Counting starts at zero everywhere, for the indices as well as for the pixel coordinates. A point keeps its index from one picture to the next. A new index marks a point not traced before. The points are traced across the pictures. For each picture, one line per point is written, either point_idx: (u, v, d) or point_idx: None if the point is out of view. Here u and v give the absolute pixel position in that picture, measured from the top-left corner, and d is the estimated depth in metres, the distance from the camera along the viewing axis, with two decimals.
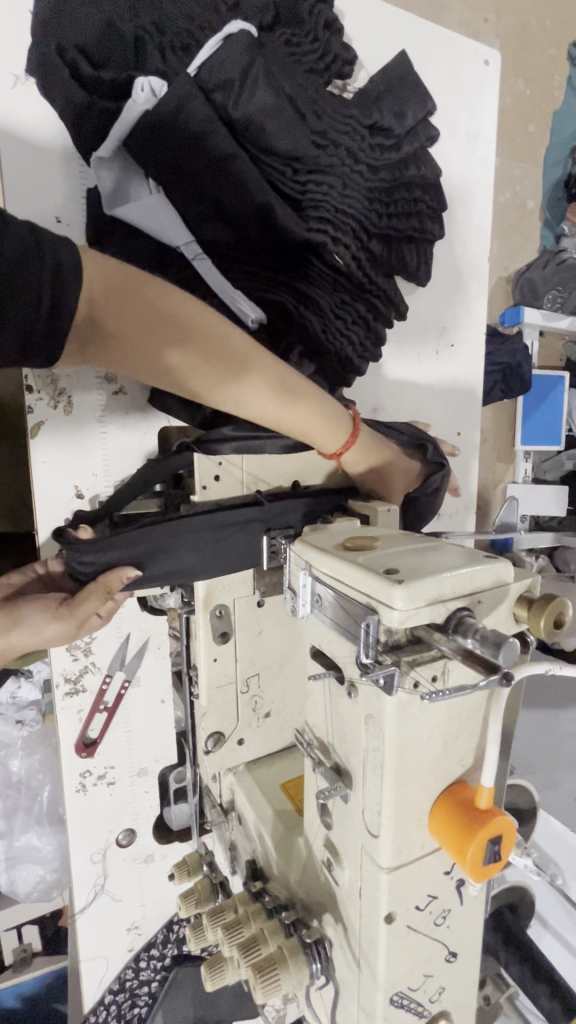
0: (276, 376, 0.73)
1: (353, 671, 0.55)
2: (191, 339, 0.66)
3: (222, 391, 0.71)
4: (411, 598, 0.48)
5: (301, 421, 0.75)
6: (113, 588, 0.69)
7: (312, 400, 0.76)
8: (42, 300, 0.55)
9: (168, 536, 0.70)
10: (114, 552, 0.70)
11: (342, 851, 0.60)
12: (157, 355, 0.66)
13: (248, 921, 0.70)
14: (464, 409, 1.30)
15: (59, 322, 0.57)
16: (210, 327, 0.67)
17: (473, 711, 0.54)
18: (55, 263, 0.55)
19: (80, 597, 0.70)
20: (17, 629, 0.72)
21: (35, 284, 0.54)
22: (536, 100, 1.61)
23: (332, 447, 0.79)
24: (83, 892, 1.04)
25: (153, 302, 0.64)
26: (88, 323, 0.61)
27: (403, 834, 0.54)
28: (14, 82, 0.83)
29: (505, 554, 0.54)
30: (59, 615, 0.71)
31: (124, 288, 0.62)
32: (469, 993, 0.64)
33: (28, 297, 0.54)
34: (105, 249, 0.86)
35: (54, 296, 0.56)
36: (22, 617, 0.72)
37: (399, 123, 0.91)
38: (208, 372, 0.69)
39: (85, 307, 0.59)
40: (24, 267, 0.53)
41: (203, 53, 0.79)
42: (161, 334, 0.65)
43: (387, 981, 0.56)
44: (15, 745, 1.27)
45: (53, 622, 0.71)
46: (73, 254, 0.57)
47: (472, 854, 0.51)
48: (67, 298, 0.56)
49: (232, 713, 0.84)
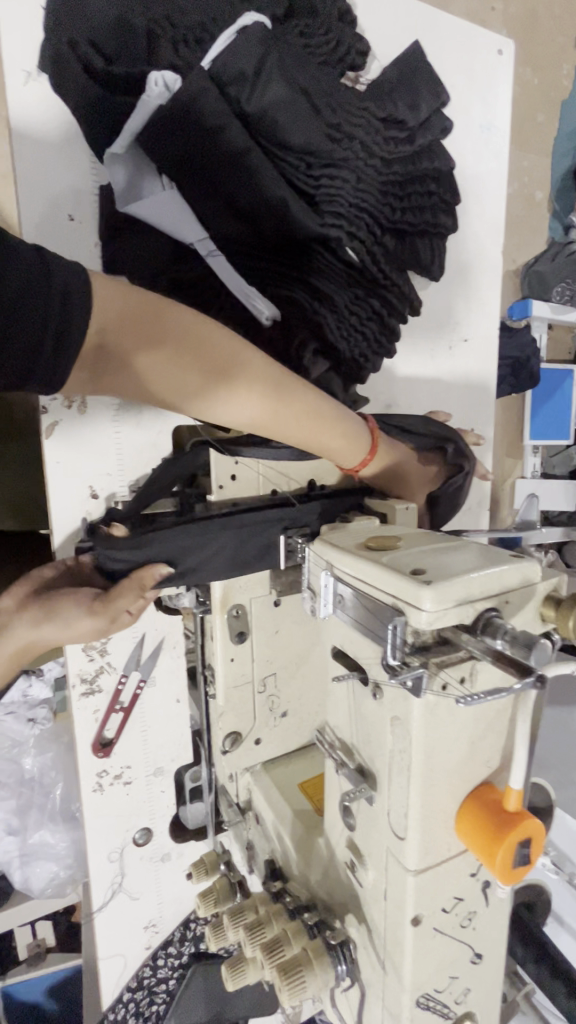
0: (281, 384, 0.71)
1: (378, 672, 0.54)
2: (196, 352, 0.65)
3: (225, 404, 0.69)
4: (440, 599, 0.47)
5: (310, 429, 0.73)
6: (146, 585, 0.69)
7: (321, 406, 0.74)
8: (49, 324, 0.54)
9: (193, 535, 0.70)
10: (147, 550, 0.70)
11: (366, 853, 0.60)
12: (159, 376, 0.65)
13: (270, 922, 0.70)
14: (477, 404, 1.29)
15: (66, 354, 0.57)
16: (211, 340, 0.66)
17: (500, 712, 0.54)
18: (63, 294, 0.55)
19: (115, 591, 0.69)
20: (47, 622, 0.70)
21: (44, 315, 0.54)
22: (544, 90, 1.59)
23: (350, 456, 0.78)
24: (100, 891, 1.05)
25: (155, 322, 0.63)
26: (96, 346, 0.60)
27: (430, 836, 0.53)
28: (26, 78, 0.83)
29: (530, 553, 0.53)
30: (92, 609, 0.69)
31: (128, 313, 0.61)
32: (494, 995, 0.63)
33: (37, 330, 0.54)
34: (124, 252, 0.87)
35: (63, 327, 0.55)
36: (54, 611, 0.70)
37: (413, 114, 0.90)
38: (209, 387, 0.67)
39: (94, 336, 0.59)
40: (30, 292, 0.53)
41: (218, 45, 0.78)
42: (164, 355, 0.64)
43: (414, 983, 0.56)
44: (28, 744, 1.28)
45: (86, 617, 0.70)
46: (82, 281, 0.57)
47: (501, 858, 0.50)
48: (75, 329, 0.56)
49: (249, 714, 0.84)
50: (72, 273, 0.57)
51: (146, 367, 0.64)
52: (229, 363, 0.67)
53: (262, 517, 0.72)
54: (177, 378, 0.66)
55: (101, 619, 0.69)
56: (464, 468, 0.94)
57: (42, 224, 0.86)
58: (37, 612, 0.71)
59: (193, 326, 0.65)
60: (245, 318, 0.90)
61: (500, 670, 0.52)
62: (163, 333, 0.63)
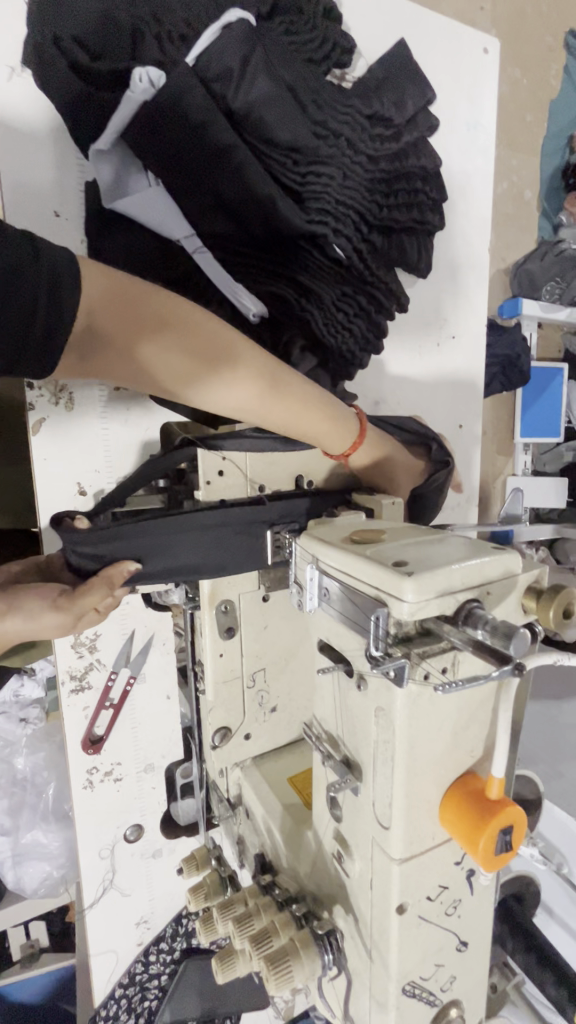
0: (270, 375, 0.73)
1: (362, 664, 0.55)
2: (185, 341, 0.66)
3: (210, 393, 0.70)
4: (421, 590, 0.48)
5: (296, 419, 0.74)
6: (115, 582, 0.68)
7: (309, 397, 0.76)
8: (36, 313, 0.56)
9: (170, 529, 0.70)
10: (111, 546, 0.69)
11: (352, 844, 0.60)
12: (150, 363, 0.66)
13: (259, 913, 0.70)
14: (466, 401, 1.30)
15: (56, 335, 0.57)
16: (202, 329, 0.67)
17: (483, 702, 0.54)
18: (52, 276, 0.56)
19: (85, 587, 0.66)
20: (10, 615, 0.66)
21: (33, 296, 0.55)
22: (533, 89, 1.60)
23: (336, 444, 0.79)
24: (91, 887, 1.05)
25: (146, 310, 0.64)
26: (85, 330, 0.61)
27: (415, 826, 0.54)
28: (9, 74, 0.82)
29: (512, 545, 0.54)
30: (59, 604, 0.66)
31: (119, 299, 0.62)
32: (479, 982, 0.64)
33: (26, 311, 0.55)
34: (108, 247, 0.87)
35: (52, 306, 0.56)
36: (18, 604, 0.66)
37: (400, 112, 0.91)
38: (199, 375, 0.68)
39: (83, 320, 0.60)
40: (18, 281, 0.54)
41: (202, 41, 0.78)
42: (155, 342, 0.65)
43: (399, 971, 0.57)
44: (20, 744, 1.27)
45: (50, 613, 0.66)
46: (71, 270, 0.58)
47: (484, 845, 0.51)
48: (65, 310, 0.57)
49: (239, 708, 0.84)
50: (62, 257, 0.58)
51: (136, 354, 0.65)
52: (219, 353, 0.68)
53: (247, 511, 0.73)
54: (168, 366, 0.67)
55: (64, 618, 0.66)
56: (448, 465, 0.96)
57: (28, 220, 0.86)
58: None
59: (184, 315, 0.66)
60: (232, 314, 0.91)
61: (481, 661, 0.53)
62: (154, 320, 0.65)
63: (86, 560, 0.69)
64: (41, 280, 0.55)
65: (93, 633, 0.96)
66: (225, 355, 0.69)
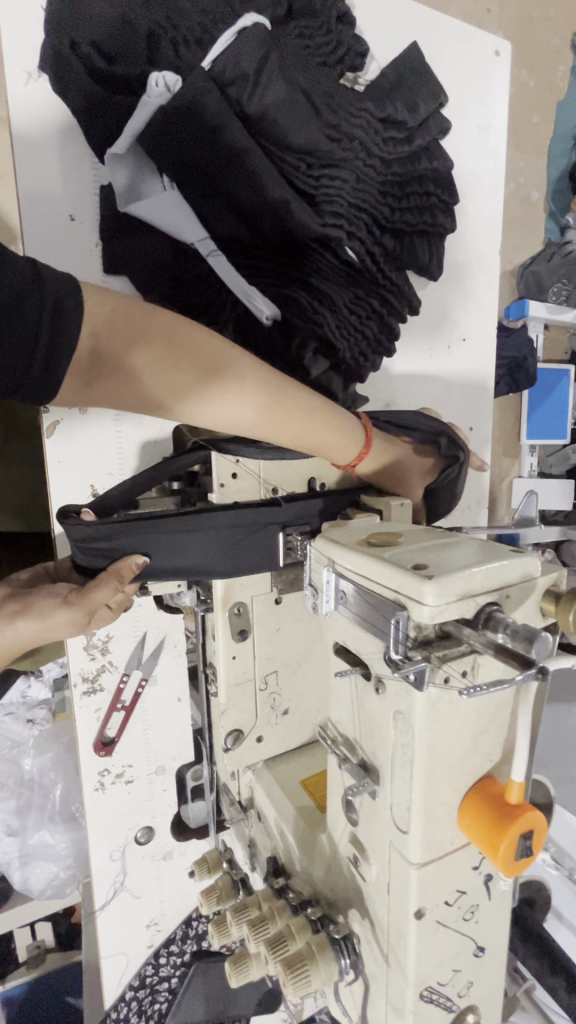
0: (276, 389, 0.72)
1: (380, 668, 0.55)
2: (188, 357, 0.66)
3: (218, 410, 0.70)
4: (442, 593, 0.47)
5: (304, 431, 0.74)
6: (125, 576, 0.69)
7: (316, 408, 0.75)
8: (41, 338, 0.57)
9: (182, 529, 0.71)
10: (124, 540, 0.70)
11: (369, 848, 0.60)
12: (155, 385, 0.66)
13: (273, 918, 0.71)
14: (476, 403, 1.30)
15: (56, 365, 0.59)
16: (206, 347, 0.67)
17: (501, 705, 0.54)
18: (54, 307, 0.57)
19: (93, 588, 0.69)
20: (24, 619, 0.69)
21: (34, 327, 0.56)
22: (541, 91, 1.60)
23: (344, 455, 0.78)
24: (102, 889, 1.05)
25: (151, 329, 0.65)
26: (90, 355, 0.62)
27: (433, 830, 0.54)
28: (27, 79, 0.83)
29: (530, 547, 0.53)
30: (68, 603, 0.69)
31: (121, 323, 0.63)
32: (496, 987, 0.64)
33: (27, 342, 0.56)
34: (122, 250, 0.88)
35: (53, 336, 0.57)
36: (31, 607, 0.70)
37: (412, 115, 0.90)
38: (205, 392, 0.68)
39: (87, 345, 0.61)
40: (22, 309, 0.55)
41: (218, 46, 0.78)
42: (158, 361, 0.65)
43: (417, 975, 0.57)
44: (27, 744, 1.28)
45: (61, 611, 0.69)
46: (73, 294, 0.59)
47: (504, 850, 0.51)
48: (65, 339, 0.58)
49: (251, 710, 0.84)
50: (65, 283, 0.59)
51: (141, 376, 0.65)
52: (225, 370, 0.68)
53: (264, 514, 0.73)
54: (173, 386, 0.67)
55: (76, 612, 0.68)
56: (459, 458, 0.92)
57: (43, 223, 0.86)
58: (13, 608, 0.70)
59: (187, 332, 0.66)
60: (245, 317, 0.91)
61: (501, 664, 0.53)
62: (158, 341, 0.65)
63: (98, 556, 0.71)
64: (42, 312, 0.57)
65: (105, 634, 0.96)
66: (230, 371, 0.69)
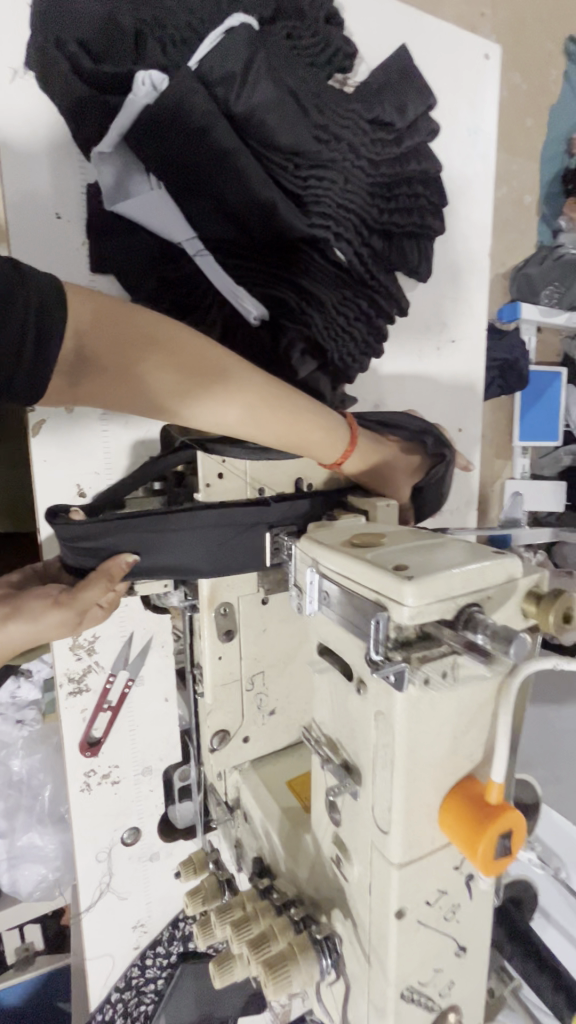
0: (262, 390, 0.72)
1: (362, 669, 0.55)
2: (174, 356, 0.66)
3: (204, 410, 0.70)
4: (421, 593, 0.48)
5: (291, 430, 0.74)
6: (115, 576, 0.70)
7: (302, 408, 0.75)
8: (27, 335, 0.56)
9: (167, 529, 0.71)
10: (114, 536, 0.71)
11: (351, 848, 0.60)
12: (140, 385, 0.66)
13: (257, 918, 0.70)
14: (466, 404, 1.30)
15: (42, 363, 0.58)
16: (191, 346, 0.68)
17: (482, 706, 0.54)
18: (39, 307, 0.57)
19: (84, 589, 0.69)
20: (14, 621, 0.68)
21: (20, 323, 0.55)
22: (532, 95, 1.60)
23: (330, 454, 0.78)
24: (88, 890, 1.04)
25: (136, 329, 0.65)
26: (76, 354, 0.61)
27: (414, 830, 0.54)
28: (12, 75, 0.83)
29: (510, 548, 0.54)
30: (59, 603, 0.68)
31: (106, 324, 0.62)
32: (478, 986, 0.64)
33: (14, 338, 0.55)
34: (109, 249, 0.88)
35: (40, 333, 0.57)
36: (21, 608, 0.69)
37: (401, 117, 0.89)
38: (191, 393, 0.68)
39: (72, 344, 0.60)
40: (8, 304, 0.55)
41: (205, 46, 0.79)
42: (144, 360, 0.65)
43: (398, 975, 0.57)
44: (16, 746, 1.26)
45: (51, 612, 0.68)
46: (58, 292, 0.59)
47: (484, 849, 0.51)
48: (51, 337, 0.58)
49: (238, 711, 0.84)
50: (50, 281, 0.59)
51: (127, 377, 0.66)
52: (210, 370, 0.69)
53: (249, 514, 0.73)
54: (159, 387, 0.67)
55: (67, 612, 0.68)
56: (445, 456, 0.93)
57: (29, 222, 0.86)
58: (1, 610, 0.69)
59: (172, 332, 0.67)
60: (233, 317, 0.91)
61: (482, 664, 0.53)
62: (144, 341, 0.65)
63: (87, 556, 0.72)
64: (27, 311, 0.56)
65: (91, 634, 0.95)
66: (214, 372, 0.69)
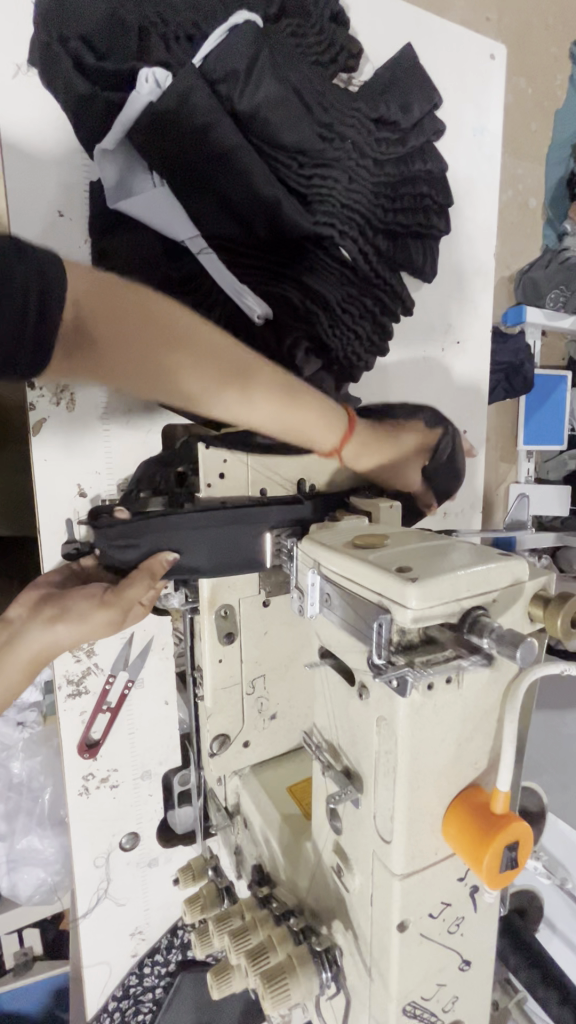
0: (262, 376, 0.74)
1: (364, 673, 0.53)
2: (173, 335, 0.67)
3: (200, 391, 0.70)
4: (425, 596, 0.46)
5: (287, 414, 0.74)
6: (156, 574, 0.70)
7: (300, 395, 0.76)
8: (30, 300, 0.54)
9: (168, 531, 0.69)
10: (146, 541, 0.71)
11: (353, 858, 0.59)
12: (139, 362, 0.66)
13: (255, 927, 0.68)
14: (471, 406, 1.29)
15: (45, 332, 0.56)
16: (188, 326, 0.68)
17: (487, 713, 0.53)
18: (42, 275, 0.55)
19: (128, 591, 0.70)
20: (63, 622, 0.72)
21: (23, 288, 0.54)
22: (538, 98, 1.60)
23: (330, 441, 0.78)
24: (85, 896, 1.03)
25: (134, 305, 0.65)
26: (76, 327, 0.60)
27: (417, 840, 0.52)
28: (15, 71, 0.82)
29: (518, 552, 0.52)
30: (105, 603, 0.71)
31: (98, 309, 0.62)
32: (483, 1001, 0.62)
33: (18, 304, 0.54)
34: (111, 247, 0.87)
35: (43, 300, 0.55)
36: (69, 611, 0.73)
37: (406, 115, 0.89)
38: (194, 383, 0.69)
39: (73, 315, 0.59)
40: (9, 268, 0.53)
41: (209, 44, 0.78)
42: (143, 337, 0.65)
43: (400, 990, 0.55)
44: (17, 747, 1.24)
45: (97, 612, 0.71)
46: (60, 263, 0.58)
47: (489, 861, 0.49)
48: (54, 305, 0.56)
49: (238, 715, 0.83)
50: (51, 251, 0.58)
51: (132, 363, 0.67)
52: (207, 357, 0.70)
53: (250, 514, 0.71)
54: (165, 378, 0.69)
55: (112, 612, 0.70)
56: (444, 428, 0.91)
57: (31, 219, 0.85)
58: (50, 615, 0.73)
59: (170, 311, 0.67)
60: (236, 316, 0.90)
61: (488, 669, 0.51)
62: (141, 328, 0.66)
63: (128, 555, 0.72)
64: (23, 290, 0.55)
65: None
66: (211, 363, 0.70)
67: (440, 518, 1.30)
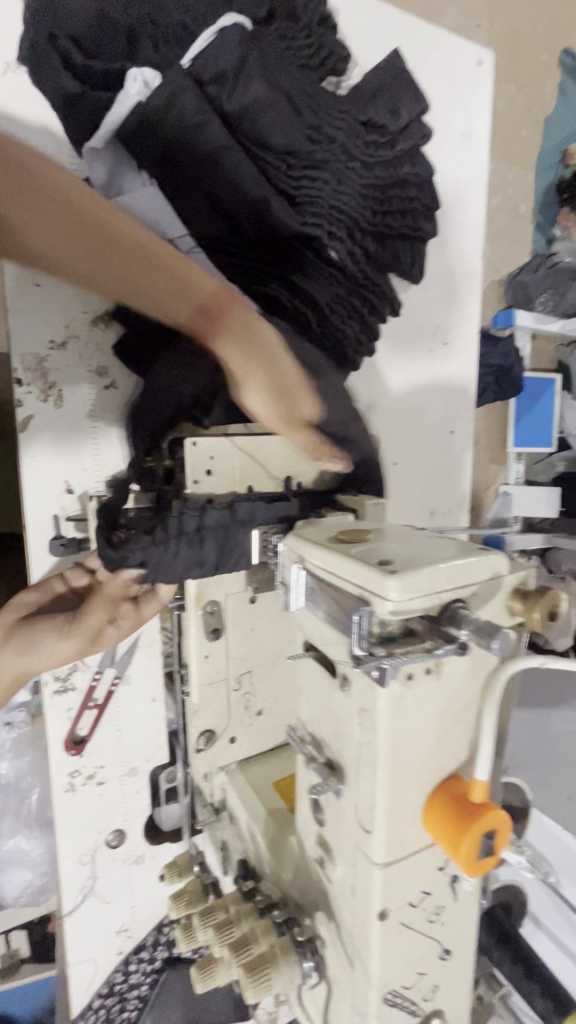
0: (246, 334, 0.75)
1: (346, 665, 0.54)
2: (126, 261, 0.70)
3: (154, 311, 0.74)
4: (405, 588, 0.47)
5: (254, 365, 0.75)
6: (115, 604, 0.81)
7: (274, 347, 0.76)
8: None
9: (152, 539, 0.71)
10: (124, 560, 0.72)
11: (335, 849, 0.59)
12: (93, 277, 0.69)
13: (239, 920, 0.69)
14: (458, 407, 1.30)
15: None
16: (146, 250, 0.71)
17: (467, 704, 0.54)
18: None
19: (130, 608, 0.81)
20: (33, 654, 0.80)
21: None
22: (528, 105, 1.62)
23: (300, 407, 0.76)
24: (71, 893, 1.03)
25: (90, 221, 0.67)
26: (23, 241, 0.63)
27: (397, 830, 0.53)
28: (3, 69, 0.82)
29: (498, 546, 0.53)
30: (67, 633, 0.81)
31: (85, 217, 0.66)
32: (462, 990, 0.63)
33: None
34: None
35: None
36: (35, 644, 0.80)
37: (394, 119, 0.90)
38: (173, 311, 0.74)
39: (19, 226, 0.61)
40: None
41: (198, 45, 0.80)
42: (95, 255, 0.68)
43: (380, 978, 0.56)
44: (4, 747, 1.23)
45: (62, 642, 0.80)
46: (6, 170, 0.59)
47: (466, 848, 0.50)
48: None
49: (224, 711, 0.83)
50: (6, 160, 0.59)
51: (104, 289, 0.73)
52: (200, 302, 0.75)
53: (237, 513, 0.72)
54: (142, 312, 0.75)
55: (75, 642, 0.80)
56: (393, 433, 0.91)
57: None
58: (21, 645, 0.81)
59: (125, 234, 0.70)
60: None
61: (467, 661, 0.52)
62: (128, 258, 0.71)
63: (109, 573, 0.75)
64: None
65: None
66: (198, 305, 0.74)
67: (427, 518, 1.32)
